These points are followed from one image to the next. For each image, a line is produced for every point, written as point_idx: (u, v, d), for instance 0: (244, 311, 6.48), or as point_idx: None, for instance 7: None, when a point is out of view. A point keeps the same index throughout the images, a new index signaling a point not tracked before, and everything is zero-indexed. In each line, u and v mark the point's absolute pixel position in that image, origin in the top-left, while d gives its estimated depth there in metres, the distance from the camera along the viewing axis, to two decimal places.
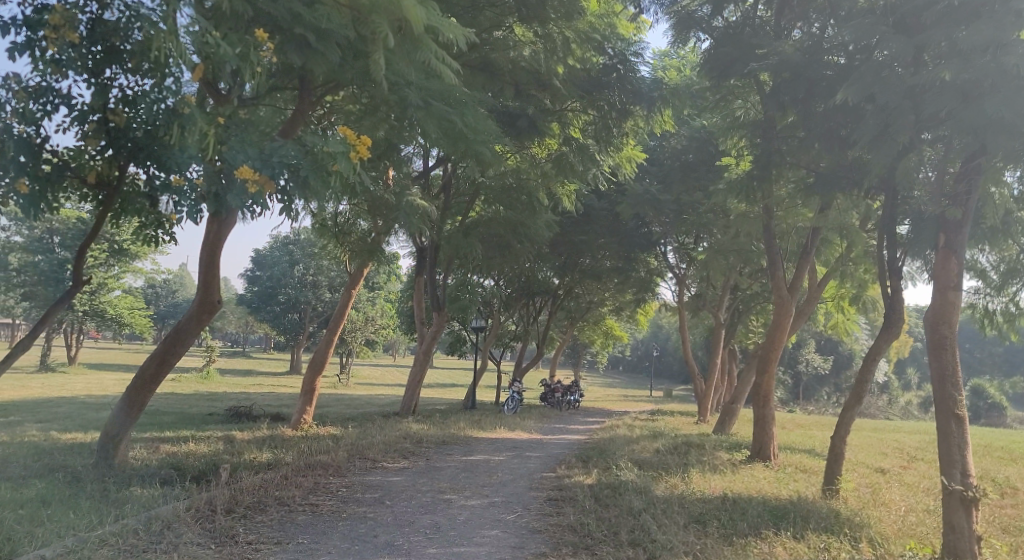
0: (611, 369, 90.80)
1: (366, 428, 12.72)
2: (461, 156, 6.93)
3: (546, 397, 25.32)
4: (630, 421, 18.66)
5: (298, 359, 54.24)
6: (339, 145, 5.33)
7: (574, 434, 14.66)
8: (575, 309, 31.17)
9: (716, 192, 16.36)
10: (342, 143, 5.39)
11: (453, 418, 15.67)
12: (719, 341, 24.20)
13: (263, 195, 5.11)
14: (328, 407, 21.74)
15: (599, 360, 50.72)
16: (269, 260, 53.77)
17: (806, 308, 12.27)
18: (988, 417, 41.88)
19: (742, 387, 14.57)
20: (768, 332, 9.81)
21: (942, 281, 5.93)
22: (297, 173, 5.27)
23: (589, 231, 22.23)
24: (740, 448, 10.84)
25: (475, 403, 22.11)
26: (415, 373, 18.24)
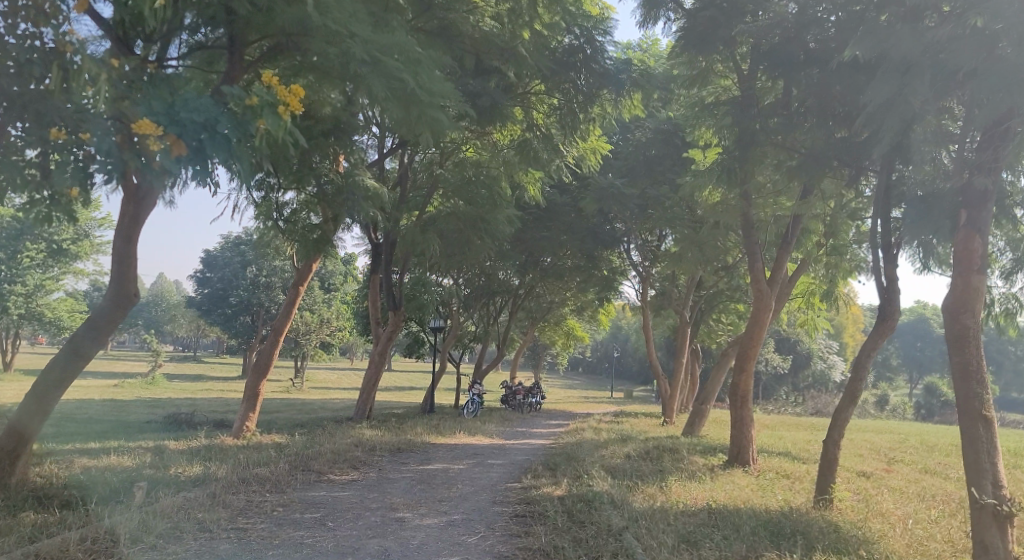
0: (571, 370, 90.50)
1: (316, 436, 11.78)
2: (415, 126, 6.15)
3: (507, 400, 24.53)
4: (595, 423, 18.00)
5: (250, 363, 52.43)
6: (266, 98, 4.51)
7: (538, 439, 13.91)
8: (537, 309, 30.46)
9: (684, 185, 15.83)
10: (270, 97, 4.57)
11: (410, 423, 14.78)
12: (683, 341, 23.76)
13: (170, 154, 4.37)
14: (279, 413, 20.60)
15: (560, 361, 50.16)
16: (220, 261, 51.89)
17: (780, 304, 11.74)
18: (942, 414, 42.53)
19: (712, 387, 14.02)
20: (745, 329, 9.20)
21: (965, 264, 5.72)
22: (213, 130, 4.45)
23: (551, 228, 21.54)
24: (716, 452, 10.24)
25: (433, 408, 21.20)
26: (370, 376, 17.30)
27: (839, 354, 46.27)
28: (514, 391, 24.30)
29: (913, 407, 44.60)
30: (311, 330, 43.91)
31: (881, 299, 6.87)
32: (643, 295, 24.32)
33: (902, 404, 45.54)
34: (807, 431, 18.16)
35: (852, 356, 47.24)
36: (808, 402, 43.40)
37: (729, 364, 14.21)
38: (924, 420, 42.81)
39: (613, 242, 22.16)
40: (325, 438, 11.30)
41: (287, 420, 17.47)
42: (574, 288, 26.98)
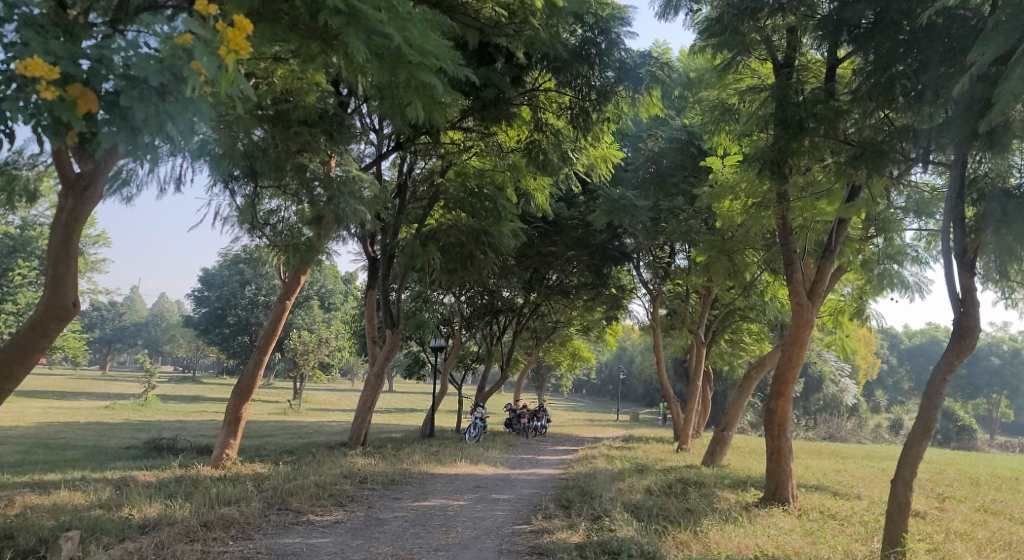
0: (575, 393, 89.15)
1: (303, 465, 10.72)
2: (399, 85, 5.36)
3: (511, 424, 23.36)
4: (605, 450, 16.88)
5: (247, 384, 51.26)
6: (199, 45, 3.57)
7: (546, 468, 12.83)
8: (541, 328, 29.40)
9: (702, 196, 14.90)
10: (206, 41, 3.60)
11: (407, 450, 13.69)
12: (696, 362, 22.69)
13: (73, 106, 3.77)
14: (270, 438, 19.46)
15: (564, 384, 49.00)
16: (218, 279, 50.98)
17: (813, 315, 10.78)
18: (959, 440, 41.33)
19: (735, 412, 12.92)
20: (783, 348, 8.17)
21: None
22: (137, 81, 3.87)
23: (559, 242, 20.52)
24: (747, 486, 9.15)
25: (434, 431, 20.06)
26: (365, 398, 16.25)
27: (851, 377, 45.11)
28: (518, 415, 23.15)
29: (929, 432, 43.34)
30: (309, 350, 42.87)
31: (959, 313, 5.90)
32: (653, 314, 23.31)
33: (916, 429, 44.29)
34: (830, 460, 17.04)
35: (864, 379, 46.06)
36: (820, 426, 42.17)
37: (752, 387, 13.13)
38: (941, 446, 41.51)
39: (623, 258, 21.21)
40: (311, 468, 10.24)
41: (276, 445, 16.36)
42: (581, 306, 25.98)
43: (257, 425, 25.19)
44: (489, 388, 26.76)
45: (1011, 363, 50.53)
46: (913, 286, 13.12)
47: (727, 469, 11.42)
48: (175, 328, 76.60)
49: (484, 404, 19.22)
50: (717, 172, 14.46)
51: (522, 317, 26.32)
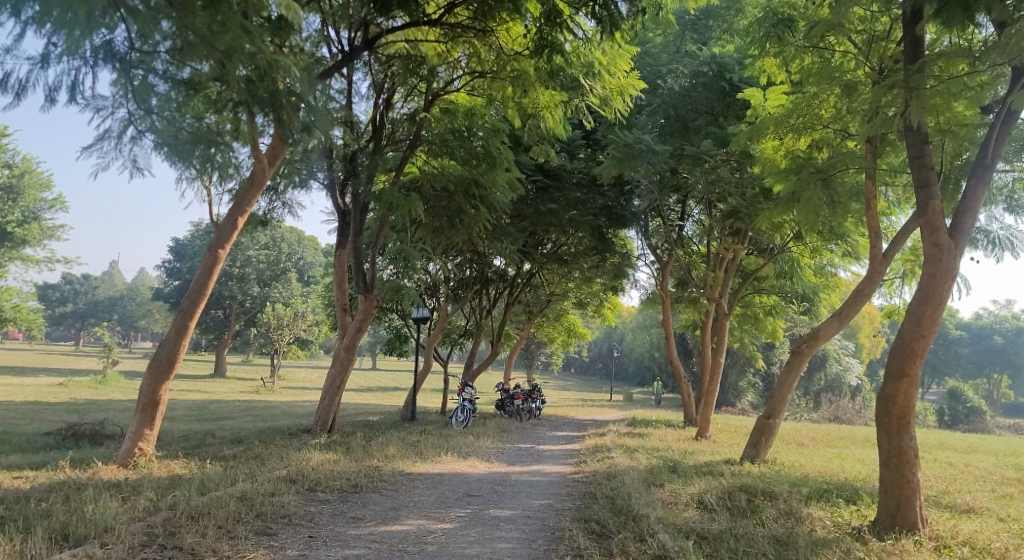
0: (563, 371, 87.11)
1: (238, 466, 8.20)
2: None
3: (503, 406, 20.87)
4: (615, 436, 14.58)
5: (221, 360, 48.48)
6: None
7: (552, 462, 10.51)
8: (534, 301, 26.95)
9: (738, 136, 12.57)
10: None
11: (382, 441, 11.22)
12: (708, 337, 20.44)
13: None
14: (226, 423, 16.86)
15: (555, 364, 46.92)
16: (189, 250, 48.20)
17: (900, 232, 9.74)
18: (970, 422, 39.62)
19: (783, 396, 10.53)
20: (909, 318, 6.51)
21: None
22: None
23: (560, 198, 17.89)
24: (833, 499, 6.78)
25: (417, 415, 17.52)
26: (332, 378, 13.75)
27: (855, 355, 43.28)
28: (510, 396, 20.65)
29: (936, 414, 41.68)
30: (285, 325, 40.26)
31: None
32: (662, 283, 21.01)
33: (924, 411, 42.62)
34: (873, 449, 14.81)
35: (867, 358, 44.30)
36: (824, 407, 40.32)
37: (803, 367, 10.71)
38: (950, 428, 39.83)
39: (631, 219, 18.89)
40: (247, 470, 7.73)
41: (227, 433, 13.81)
42: (581, 276, 23.59)
43: (218, 406, 22.57)
44: (477, 366, 24.06)
45: (1015, 343, 50.65)
46: (999, 242, 10.89)
47: (783, 471, 9.08)
48: (148, 302, 73.54)
49: (472, 384, 16.81)
50: (758, 107, 12.11)
51: (515, 287, 23.85)
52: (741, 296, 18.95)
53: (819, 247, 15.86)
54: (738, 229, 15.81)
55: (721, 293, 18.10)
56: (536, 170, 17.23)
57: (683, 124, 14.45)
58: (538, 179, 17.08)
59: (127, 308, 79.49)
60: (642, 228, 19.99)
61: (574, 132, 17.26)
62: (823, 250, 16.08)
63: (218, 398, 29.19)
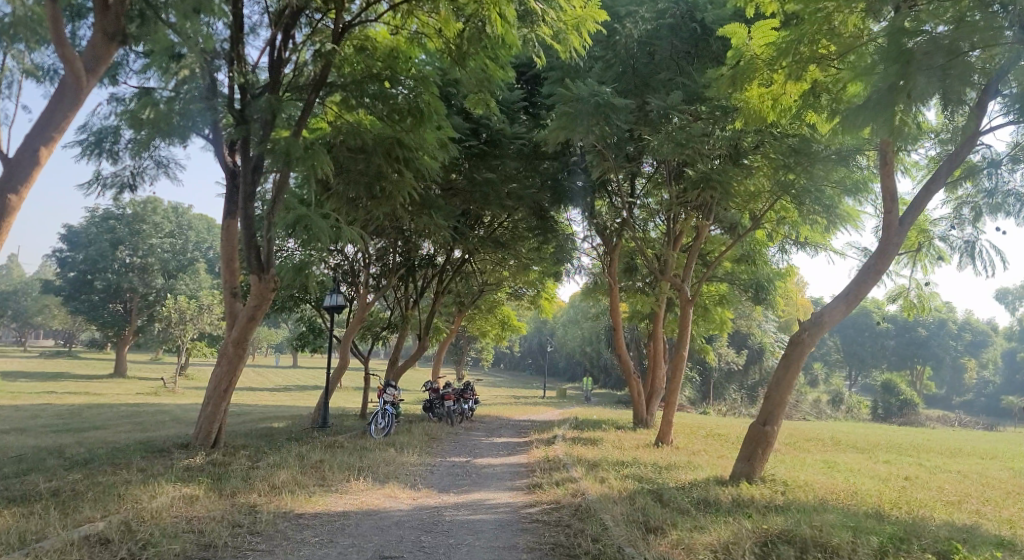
0: (493, 368, 84.96)
1: (36, 514, 5.47)
2: None
3: (432, 407, 18.32)
4: (565, 445, 12.34)
5: (119, 359, 43.97)
6: None
7: (496, 486, 8.21)
8: (465, 290, 24.50)
9: (718, 84, 10.53)
10: None
11: (275, 462, 8.60)
12: (660, 328, 18.52)
13: None
14: (89, 435, 13.68)
15: (487, 360, 44.70)
16: (82, 238, 43.34)
17: (933, 193, 8.61)
18: (903, 415, 39.68)
19: (781, 398, 8.59)
20: None
21: None
22: None
23: (498, 169, 15.60)
24: (918, 555, 4.68)
25: (329, 420, 14.77)
26: (216, 381, 10.87)
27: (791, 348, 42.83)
28: (440, 397, 18.10)
29: (868, 407, 41.70)
30: (188, 318, 36.53)
31: None
32: (610, 269, 19.00)
33: (856, 404, 42.54)
34: (854, 453, 13.12)
35: None
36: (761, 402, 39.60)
37: (803, 362, 8.71)
38: (883, 421, 39.79)
39: (575, 196, 16.82)
40: (41, 524, 5.03)
41: (79, 450, 10.83)
42: (520, 261, 21.37)
43: (94, 413, 19.10)
44: (402, 363, 21.35)
45: (937, 335, 51.71)
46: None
47: (808, 502, 7.03)
48: (40, 297, 66.85)
49: (396, 385, 14.22)
50: (742, 46, 10.15)
51: (445, 274, 21.34)
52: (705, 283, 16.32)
53: (792, 224, 14.18)
54: (701, 201, 13.92)
55: (685, 277, 15.06)
56: (470, 134, 14.81)
57: (644, 80, 12.45)
58: (473, 143, 14.63)
59: (19, 304, 72.42)
60: (587, 208, 17.88)
61: (515, 91, 14.94)
62: (792, 227, 14.45)
63: (105, 401, 25.50)
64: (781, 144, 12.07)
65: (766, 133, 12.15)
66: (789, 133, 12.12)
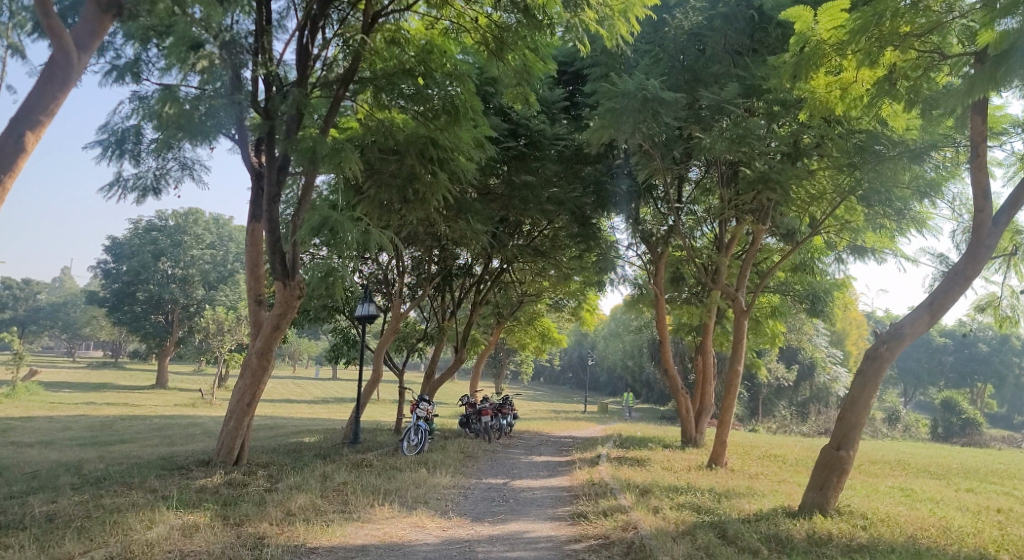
0: (532, 381, 84.17)
1: (14, 548, 4.86)
2: None
3: (468, 423, 17.51)
4: (610, 466, 11.42)
5: (161, 370, 44.28)
6: None
7: (536, 515, 7.40)
8: (503, 302, 23.74)
9: (780, 74, 9.54)
10: None
11: (295, 484, 7.91)
12: (709, 340, 17.51)
13: None
14: (115, 449, 13.21)
15: (525, 373, 43.84)
16: (126, 250, 44.00)
17: None
18: (965, 435, 37.65)
19: (858, 418, 7.59)
20: None
21: None
22: None
23: (538, 172, 14.84)
24: None
25: (360, 434, 14.06)
26: (239, 394, 10.27)
27: (843, 364, 41.11)
28: (476, 412, 17.30)
29: (927, 426, 39.65)
30: (226, 330, 36.55)
31: None
32: (656, 279, 18.07)
33: (914, 422, 40.51)
34: (930, 478, 11.92)
35: (854, 367, 42.25)
36: (812, 420, 37.99)
37: (881, 378, 7.70)
38: (945, 441, 37.75)
39: (619, 201, 15.96)
40: None
41: (97, 466, 10.31)
42: (561, 271, 20.56)
43: (126, 425, 18.75)
44: (437, 376, 20.58)
45: (999, 350, 49.17)
46: None
47: (906, 547, 6.02)
48: (89, 309, 68.26)
49: (429, 400, 13.49)
50: (807, 31, 9.03)
51: (482, 284, 20.62)
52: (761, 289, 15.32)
53: (856, 228, 13.13)
54: (756, 204, 12.94)
55: (739, 284, 13.94)
56: (508, 135, 14.11)
57: (694, 73, 11.59)
58: (511, 145, 13.95)
59: (69, 316, 74.10)
60: (631, 214, 17.01)
61: (554, 91, 14.22)
62: (857, 231, 13.39)
63: (142, 412, 25.32)
64: (846, 139, 11.09)
65: (829, 128, 11.19)
66: (854, 128, 11.15)
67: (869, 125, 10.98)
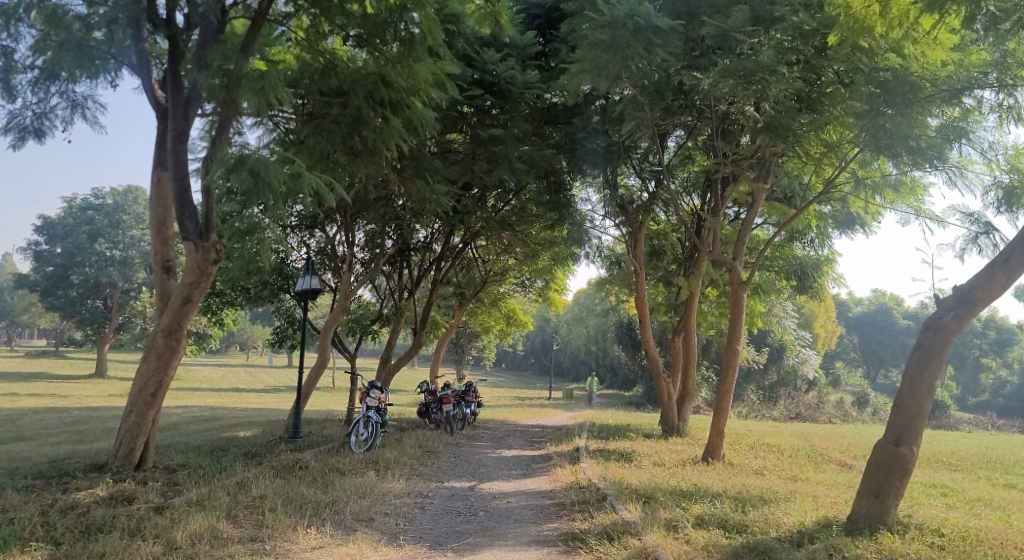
0: (495, 367, 82.78)
1: None
2: None
3: (428, 413, 15.64)
4: (595, 463, 9.73)
5: (100, 359, 41.38)
6: None
7: (517, 537, 5.67)
8: (465, 281, 21.86)
9: None
10: None
11: (200, 498, 6.04)
12: (693, 318, 15.91)
13: None
14: (3, 449, 11.03)
15: (488, 360, 42.20)
16: (58, 230, 40.62)
17: None
18: (935, 418, 37.39)
19: (921, 406, 5.99)
20: None
21: None
22: None
23: (507, 127, 12.95)
24: None
25: (300, 428, 12.05)
26: (140, 384, 8.26)
27: (812, 346, 40.40)
28: (437, 401, 15.45)
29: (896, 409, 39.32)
30: None
31: None
32: (635, 252, 16.41)
33: (883, 405, 40.05)
34: (953, 472, 10.50)
35: (822, 350, 41.59)
36: (782, 403, 37.18)
37: (947, 354, 6.07)
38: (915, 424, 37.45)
39: (598, 163, 14.18)
40: None
41: None
42: (529, 245, 18.77)
43: (37, 419, 16.44)
44: (393, 362, 18.58)
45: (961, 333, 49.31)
46: None
47: None
48: (26, 295, 64.33)
49: (381, 388, 11.54)
50: None
51: (443, 262, 18.68)
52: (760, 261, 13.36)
53: (868, 188, 11.59)
54: (759, 160, 11.29)
55: (736, 252, 11.79)
56: (473, 83, 12.24)
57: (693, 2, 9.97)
58: (476, 93, 12.07)
59: (4, 302, 69.79)
60: (609, 180, 15.26)
61: (526, 36, 12.39)
62: (867, 195, 11.86)
63: (65, 404, 22.89)
64: (871, 78, 9.52)
65: (848, 65, 9.63)
66: (878, 66, 9.58)
67: (894, 61, 9.46)
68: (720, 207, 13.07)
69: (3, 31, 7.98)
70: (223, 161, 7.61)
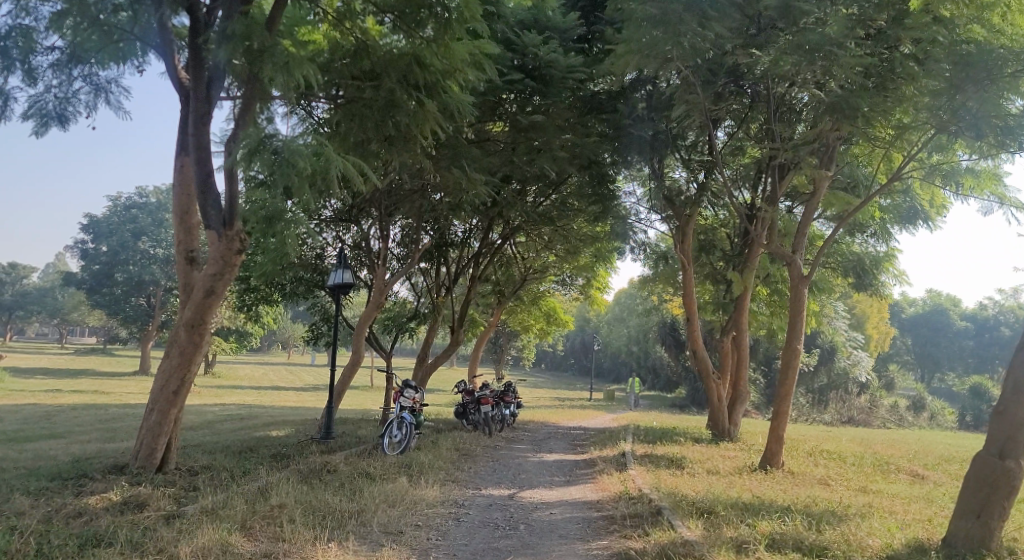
0: (534, 367, 82.12)
1: None
2: None
3: (465, 414, 15.07)
4: (644, 470, 9.04)
5: (144, 356, 41.90)
6: None
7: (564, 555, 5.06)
8: (504, 279, 21.27)
9: None
10: None
11: (217, 505, 5.55)
12: (744, 316, 15.04)
13: None
14: (33, 446, 10.80)
15: (527, 360, 41.58)
16: (103, 228, 41.58)
17: None
18: None
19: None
20: None
21: None
22: None
23: (548, 113, 12.28)
24: None
25: (332, 428, 11.57)
26: (162, 381, 7.84)
27: (864, 348, 38.87)
28: (475, 401, 14.88)
29: (954, 414, 37.61)
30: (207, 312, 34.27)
31: None
32: (683, 247, 15.58)
33: (940, 410, 38.34)
34: None
35: (875, 352, 39.98)
36: (832, 406, 35.77)
37: None
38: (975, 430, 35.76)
39: (644, 153, 13.42)
40: None
41: None
42: (570, 241, 18.07)
43: (73, 415, 16.34)
44: (429, 361, 18.05)
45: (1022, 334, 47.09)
46: None
47: None
48: (75, 294, 65.81)
49: (416, 387, 11.00)
50: None
51: (481, 259, 18.09)
52: (820, 254, 12.49)
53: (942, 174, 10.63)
54: (821, 145, 10.44)
55: (795, 244, 10.93)
56: (513, 67, 11.60)
57: None
58: (516, 77, 11.44)
59: (55, 301, 71.47)
60: (656, 171, 14.50)
61: (570, 17, 11.70)
62: (939, 181, 10.90)
63: (105, 401, 22.94)
64: (950, 50, 8.65)
65: (925, 36, 8.76)
66: (959, 37, 8.70)
67: (979, 34, 8.65)
68: (776, 196, 12.25)
69: (24, 9, 7.62)
70: (246, 140, 7.16)
